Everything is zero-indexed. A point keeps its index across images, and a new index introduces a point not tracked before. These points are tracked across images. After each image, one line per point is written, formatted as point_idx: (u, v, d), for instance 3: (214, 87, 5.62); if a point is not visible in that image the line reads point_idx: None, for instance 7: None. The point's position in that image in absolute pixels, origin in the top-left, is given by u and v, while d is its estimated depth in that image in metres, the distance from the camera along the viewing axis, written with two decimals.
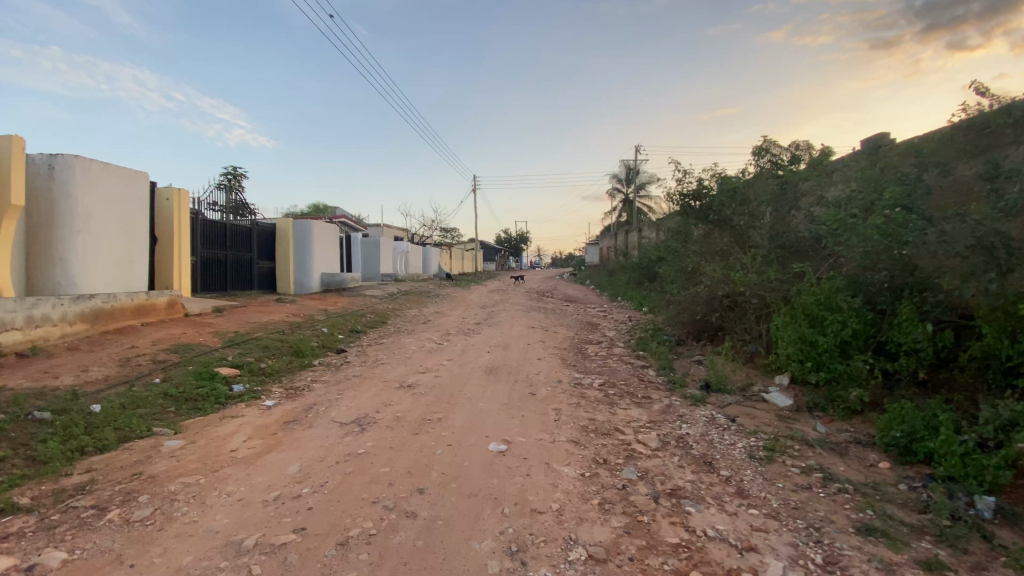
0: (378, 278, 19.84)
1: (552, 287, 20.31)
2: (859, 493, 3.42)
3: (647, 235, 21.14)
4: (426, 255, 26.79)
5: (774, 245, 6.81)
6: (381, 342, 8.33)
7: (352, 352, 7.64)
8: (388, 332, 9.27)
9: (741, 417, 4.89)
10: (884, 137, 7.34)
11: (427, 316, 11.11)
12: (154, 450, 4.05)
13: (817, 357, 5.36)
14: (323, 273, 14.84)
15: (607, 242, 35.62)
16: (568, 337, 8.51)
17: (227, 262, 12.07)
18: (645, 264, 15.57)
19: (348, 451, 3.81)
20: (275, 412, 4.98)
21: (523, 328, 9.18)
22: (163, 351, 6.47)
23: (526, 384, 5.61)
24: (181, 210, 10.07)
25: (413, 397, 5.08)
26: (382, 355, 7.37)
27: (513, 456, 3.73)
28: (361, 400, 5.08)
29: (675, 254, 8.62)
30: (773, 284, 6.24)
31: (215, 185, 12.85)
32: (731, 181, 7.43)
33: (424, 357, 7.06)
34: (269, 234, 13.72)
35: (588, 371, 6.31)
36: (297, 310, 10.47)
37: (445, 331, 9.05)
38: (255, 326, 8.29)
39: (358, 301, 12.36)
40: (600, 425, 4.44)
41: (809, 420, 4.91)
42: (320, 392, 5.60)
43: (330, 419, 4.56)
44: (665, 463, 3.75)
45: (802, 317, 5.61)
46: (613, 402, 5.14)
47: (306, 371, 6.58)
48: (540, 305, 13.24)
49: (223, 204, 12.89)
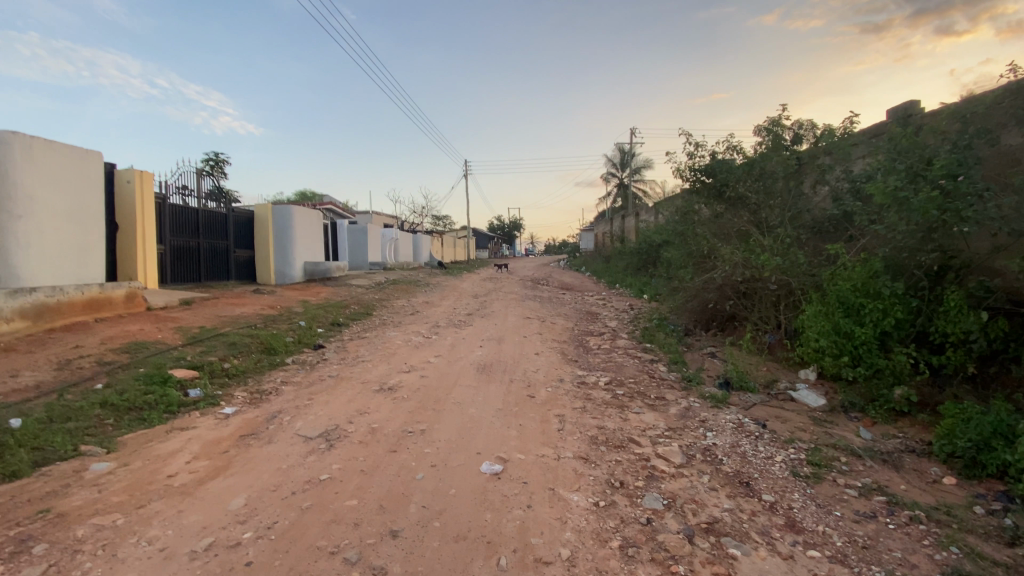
0: (366, 266, 19.05)
1: (548, 274, 19.69)
2: (935, 523, 2.76)
3: (644, 220, 20.48)
4: (416, 242, 25.98)
5: (796, 225, 6.14)
6: (363, 337, 7.61)
7: (331, 348, 6.93)
8: (372, 325, 8.55)
9: (771, 422, 4.26)
10: (912, 107, 6.66)
11: (415, 307, 10.38)
12: (75, 477, 3.43)
13: (853, 350, 4.74)
14: (306, 262, 14.05)
15: (602, 228, 34.88)
16: (568, 329, 7.84)
17: (201, 251, 11.27)
18: (645, 250, 14.87)
19: (309, 476, 3.14)
20: (232, 423, 4.30)
21: (518, 319, 8.50)
22: (112, 351, 5.74)
23: (524, 384, 4.94)
24: (144, 194, 9.24)
25: (394, 403, 4.40)
26: (363, 351, 6.68)
27: (510, 480, 3.06)
28: (334, 407, 4.39)
29: (682, 236, 7.95)
30: (799, 268, 5.58)
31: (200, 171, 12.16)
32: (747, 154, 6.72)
33: (409, 353, 6.37)
34: (246, 221, 12.90)
35: (591, 368, 5.65)
36: (274, 301, 9.71)
37: (434, 323, 8.35)
38: (224, 320, 7.54)
39: (342, 292, 11.60)
40: (612, 436, 3.79)
41: (848, 423, 4.29)
42: (288, 397, 4.90)
43: (293, 432, 3.88)
44: (695, 487, 3.09)
45: (835, 305, 4.96)
46: (623, 406, 4.49)
47: (276, 372, 5.87)
48: (536, 293, 12.55)
49: (211, 189, 12.21)
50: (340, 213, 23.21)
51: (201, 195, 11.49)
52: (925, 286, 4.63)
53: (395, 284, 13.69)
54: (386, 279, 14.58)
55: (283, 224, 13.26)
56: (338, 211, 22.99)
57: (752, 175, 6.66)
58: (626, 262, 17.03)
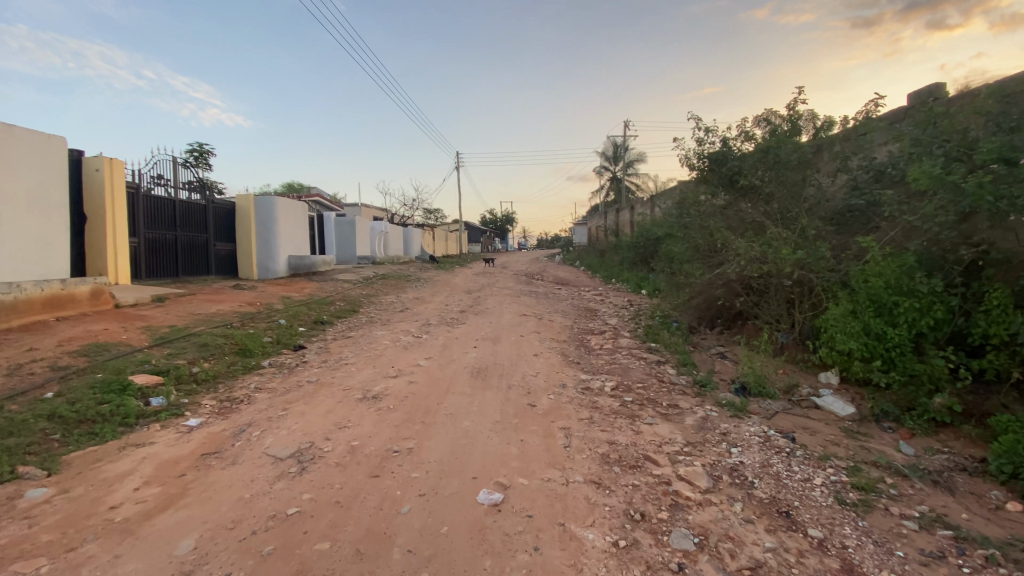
0: (355, 260, 18.47)
1: (541, 269, 19.26)
2: (1015, 564, 2.35)
3: (639, 213, 20.07)
4: (407, 236, 25.37)
5: (815, 216, 5.72)
6: (347, 336, 7.10)
7: (312, 349, 6.42)
8: (359, 324, 8.03)
9: (799, 434, 3.83)
10: (938, 91, 6.21)
11: (404, 303, 9.86)
12: (3, 507, 2.92)
13: (885, 353, 4.33)
14: (291, 256, 13.46)
15: (595, 222, 34.43)
16: (566, 327, 7.38)
17: (178, 244, 10.70)
18: (642, 244, 14.39)
19: (276, 508, 2.66)
20: (195, 438, 3.80)
21: (513, 316, 8.03)
22: (69, 354, 5.21)
23: (523, 391, 4.47)
24: (115, 183, 8.65)
25: (378, 414, 3.91)
26: (347, 353, 6.18)
27: (513, 512, 2.61)
28: (309, 420, 3.90)
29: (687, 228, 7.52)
30: (821, 263, 5.16)
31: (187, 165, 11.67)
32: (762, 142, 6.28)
33: (397, 355, 5.87)
34: (227, 213, 12.30)
35: (595, 371, 5.20)
36: (255, 298, 9.16)
37: (425, 321, 7.85)
38: (198, 319, 7.00)
39: (327, 287, 11.04)
40: (625, 453, 3.34)
41: (883, 436, 3.88)
42: (261, 406, 4.41)
43: (261, 451, 3.39)
44: (728, 519, 2.65)
45: (865, 304, 4.54)
46: (633, 415, 4.03)
47: (251, 376, 5.36)
48: (531, 289, 12.06)
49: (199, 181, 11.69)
50: (328, 205, 22.56)
51: (178, 185, 10.88)
52: (963, 282, 4.23)
53: (384, 279, 13.15)
54: (374, 274, 14.02)
55: (265, 216, 12.66)
56: (326, 203, 22.36)
57: (771, 164, 6.18)
58: (622, 257, 16.58)
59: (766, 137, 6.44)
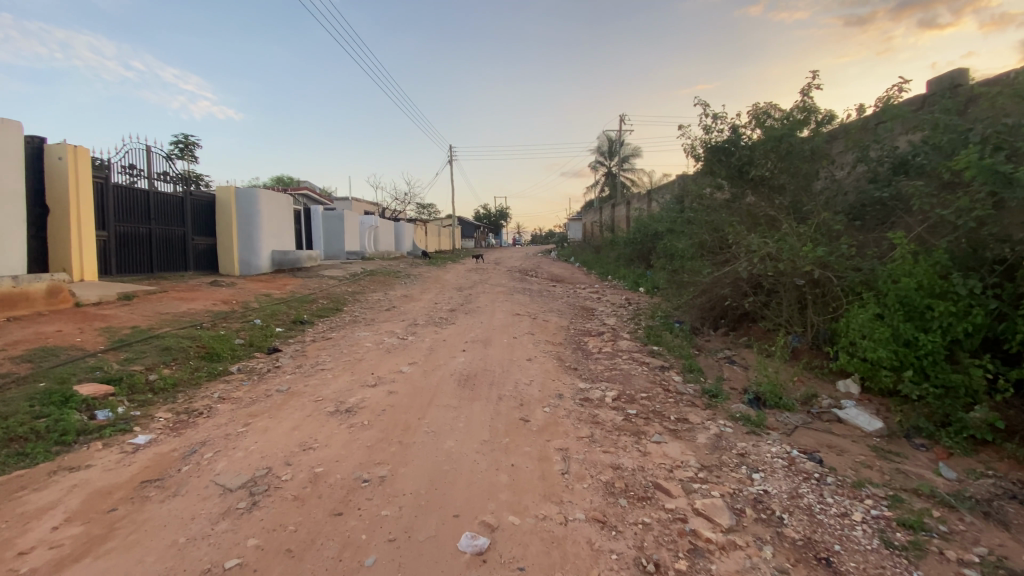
0: (343, 255, 17.91)
1: (535, 266, 18.78)
2: None
3: (635, 208, 19.63)
4: (398, 231, 24.79)
5: (831, 210, 5.28)
6: (327, 338, 6.61)
7: (288, 352, 5.93)
8: (342, 324, 7.54)
9: (825, 455, 3.40)
10: (961, 79, 5.77)
11: (392, 301, 9.35)
12: None
13: (915, 361, 3.90)
14: (274, 251, 12.90)
15: (590, 218, 33.96)
16: (562, 327, 6.93)
17: (152, 238, 10.18)
18: (641, 240, 13.94)
19: (213, 559, 2.20)
20: (140, 462, 3.32)
21: (505, 316, 7.57)
22: (12, 359, 4.70)
23: (515, 401, 4.02)
24: (81, 172, 8.09)
25: (349, 431, 3.44)
26: (324, 357, 5.70)
27: (501, 564, 2.15)
28: (271, 439, 3.42)
29: (691, 222, 7.06)
30: (840, 261, 4.70)
31: (165, 156, 11.13)
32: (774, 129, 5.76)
33: (379, 359, 5.39)
34: (206, 205, 11.75)
35: (594, 378, 4.75)
36: (232, 295, 8.64)
37: (412, 321, 7.37)
38: (165, 319, 6.49)
39: (311, 284, 10.51)
40: (632, 481, 2.89)
41: (919, 457, 3.46)
42: (220, 421, 3.93)
43: (210, 479, 2.92)
44: (758, 569, 2.21)
45: (892, 306, 4.08)
46: (639, 432, 3.58)
47: (216, 384, 4.87)
48: (525, 287, 11.59)
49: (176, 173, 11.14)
50: (317, 198, 21.95)
51: (153, 176, 10.33)
52: (1003, 284, 3.81)
53: (372, 275, 12.64)
54: (362, 270, 13.49)
55: (247, 209, 12.11)
56: (314, 197, 21.76)
57: (784, 154, 5.74)
58: (619, 253, 16.13)
59: (776, 123, 5.92)
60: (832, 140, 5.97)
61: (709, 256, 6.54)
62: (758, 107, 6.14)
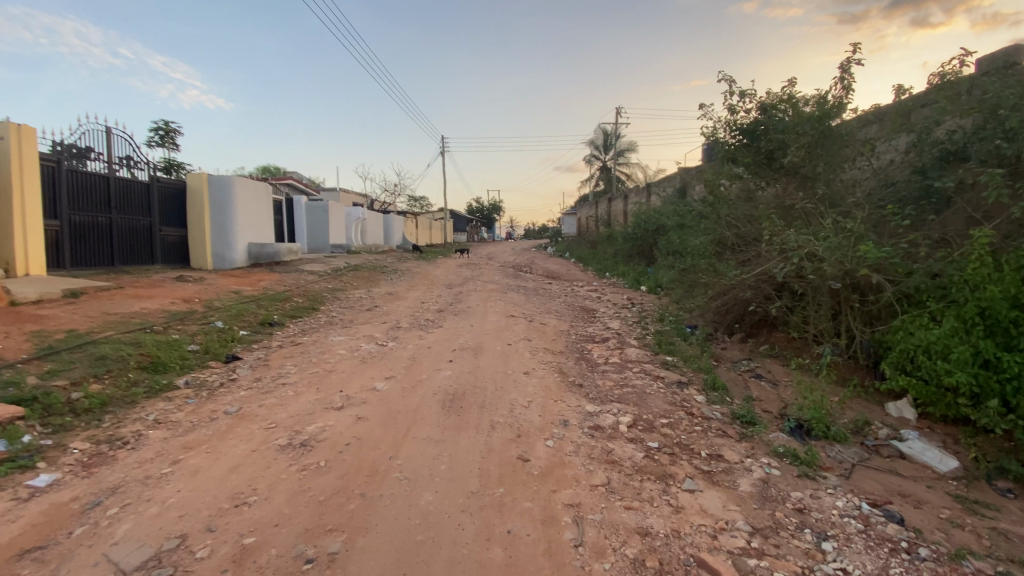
0: (328, 249, 17.04)
1: (529, 262, 17.96)
2: None
3: (634, 202, 18.89)
4: (387, 224, 23.91)
5: (878, 205, 4.56)
6: (297, 343, 5.85)
7: (248, 360, 5.17)
8: (315, 326, 6.76)
9: (901, 509, 2.70)
10: (1018, 55, 5.05)
11: (375, 300, 8.57)
12: None
13: (999, 388, 3.19)
14: (251, 243, 12.02)
15: (585, 212, 33.16)
16: (562, 332, 6.19)
17: (113, 229, 9.37)
18: (641, 236, 13.18)
19: None
20: (25, 518, 2.57)
21: (498, 319, 6.83)
22: None
23: (511, 431, 3.28)
24: (26, 154, 7.26)
25: (299, 478, 2.69)
26: (289, 367, 4.93)
27: None
28: (198, 488, 2.68)
29: (707, 217, 6.31)
30: (896, 261, 3.95)
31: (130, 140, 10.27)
32: (813, 111, 4.99)
33: (351, 372, 4.63)
34: (176, 193, 10.92)
35: (604, 397, 4.02)
36: (196, 292, 7.81)
37: (394, 323, 6.61)
38: (110, 321, 5.71)
39: (288, 280, 9.69)
40: (666, 556, 2.18)
41: (1015, 510, 2.77)
42: (146, 457, 3.18)
43: (101, 554, 2.19)
44: None
45: (971, 319, 3.34)
46: (667, 476, 2.87)
47: (154, 403, 4.11)
48: (519, 284, 10.82)
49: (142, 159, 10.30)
50: (303, 188, 21.04)
51: (112, 160, 9.49)
52: None
53: (356, 270, 11.81)
54: (346, 264, 12.66)
55: (221, 197, 11.26)
56: (300, 187, 20.84)
57: (818, 137, 5.01)
58: (618, 249, 15.36)
59: (812, 102, 5.11)
60: (873, 123, 5.25)
61: (729, 255, 5.82)
62: (790, 84, 5.24)
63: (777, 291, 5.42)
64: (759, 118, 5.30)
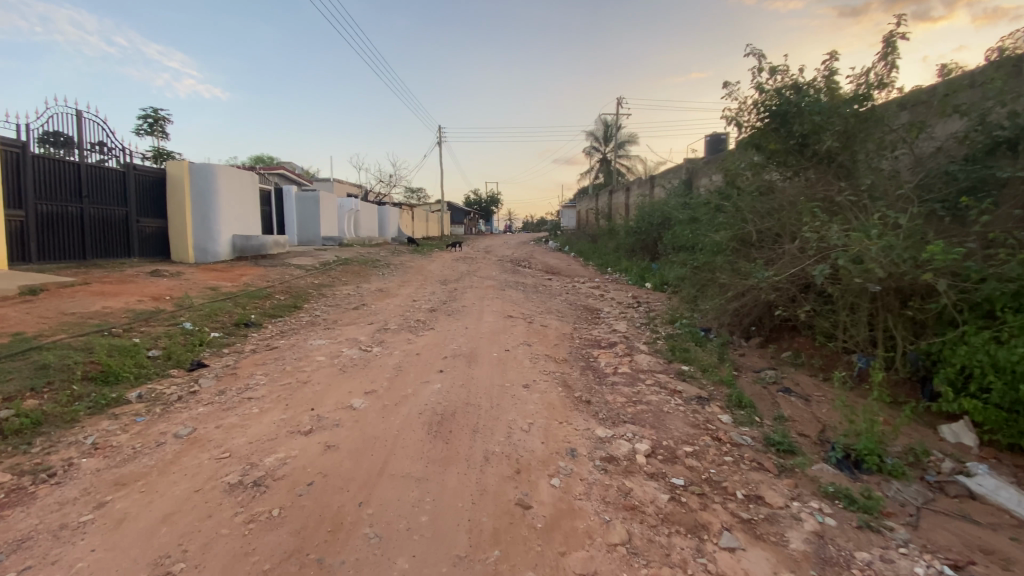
0: (319, 241, 16.43)
1: (527, 255, 17.35)
2: None
3: (634, 195, 18.36)
4: (381, 215, 23.26)
5: (931, 197, 3.99)
6: (272, 347, 5.29)
7: (214, 368, 4.61)
8: (295, 327, 6.19)
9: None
10: None
11: (362, 297, 8.00)
12: None
13: None
14: (235, 235, 11.41)
15: (584, 205, 32.51)
16: (565, 335, 5.64)
17: (85, 219, 8.78)
18: (644, 230, 12.61)
19: None
20: None
21: (494, 320, 6.28)
22: None
23: (508, 464, 2.74)
24: None
25: (245, 535, 2.16)
26: (259, 376, 4.37)
27: None
28: (119, 547, 2.15)
29: (727, 211, 5.75)
30: (959, 261, 3.39)
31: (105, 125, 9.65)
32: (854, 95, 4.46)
33: (326, 384, 4.07)
34: (154, 182, 10.33)
35: (616, 417, 3.48)
36: (169, 287, 7.23)
37: (381, 325, 6.05)
38: (64, 322, 5.13)
39: (271, 275, 9.11)
40: None
41: None
42: (70, 497, 2.63)
43: None
44: None
45: None
46: (701, 529, 2.34)
47: (98, 422, 3.56)
48: (517, 281, 10.24)
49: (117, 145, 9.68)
50: (294, 178, 20.36)
51: (84, 145, 8.89)
52: None
53: (346, 265, 11.22)
54: (335, 258, 12.07)
55: (203, 187, 10.65)
56: (291, 177, 20.16)
57: (856, 122, 4.46)
58: (619, 244, 14.78)
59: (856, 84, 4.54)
60: (915, 106, 4.70)
61: (752, 252, 5.27)
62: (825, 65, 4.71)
63: (804, 292, 4.92)
64: (788, 100, 4.75)
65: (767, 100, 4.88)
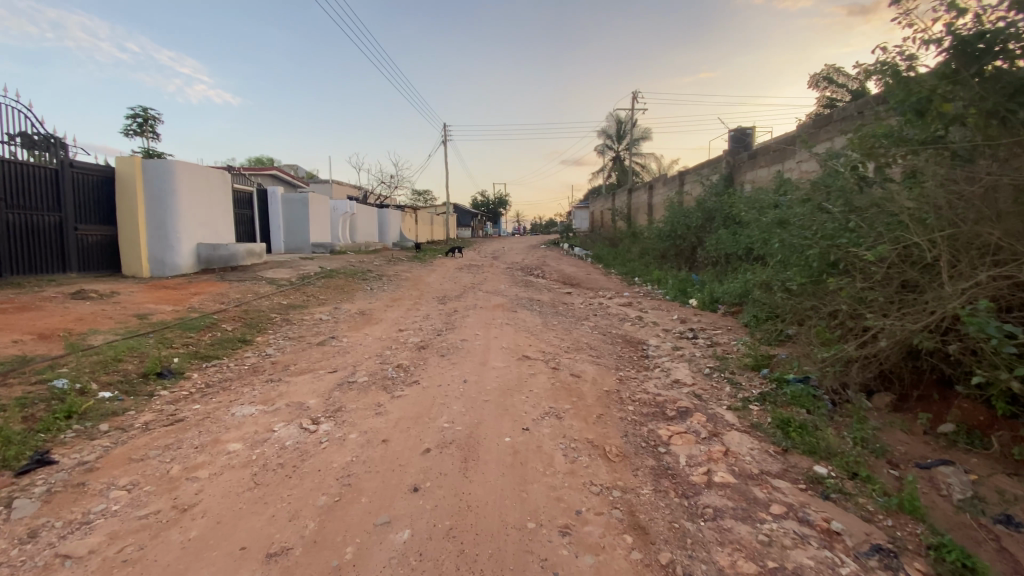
0: (308, 247, 14.77)
1: (541, 264, 14.83)
2: None
3: (659, 194, 16.54)
4: (381, 218, 21.62)
5: None
6: (177, 418, 3.57)
7: (59, 470, 2.89)
8: (229, 376, 4.45)
9: None
10: None
11: (336, 324, 6.28)
12: None
13: None
14: (200, 244, 9.73)
15: (598, 205, 30.64)
16: (609, 392, 3.86)
17: (3, 227, 7.17)
18: (680, 234, 10.78)
19: None
20: None
21: (504, 365, 4.50)
22: None
23: None
24: None
25: None
26: (116, 493, 2.64)
27: None
28: None
29: (866, 210, 4.01)
30: None
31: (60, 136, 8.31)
32: None
33: (214, 520, 2.33)
34: (99, 182, 8.72)
35: None
36: (80, 317, 5.55)
37: (346, 373, 4.31)
38: None
39: (230, 294, 7.43)
40: None
41: None
42: None
43: None
44: None
45: None
46: None
47: None
48: (530, 297, 8.47)
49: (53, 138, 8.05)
50: (287, 179, 18.75)
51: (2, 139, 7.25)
52: None
53: (328, 278, 9.49)
54: (318, 269, 10.38)
55: (160, 188, 9.00)
56: (283, 177, 18.55)
57: None
58: (646, 249, 12.97)
59: None
60: None
61: (907, 271, 3.52)
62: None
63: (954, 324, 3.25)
64: (991, 27, 3.08)
65: (956, 29, 3.20)
